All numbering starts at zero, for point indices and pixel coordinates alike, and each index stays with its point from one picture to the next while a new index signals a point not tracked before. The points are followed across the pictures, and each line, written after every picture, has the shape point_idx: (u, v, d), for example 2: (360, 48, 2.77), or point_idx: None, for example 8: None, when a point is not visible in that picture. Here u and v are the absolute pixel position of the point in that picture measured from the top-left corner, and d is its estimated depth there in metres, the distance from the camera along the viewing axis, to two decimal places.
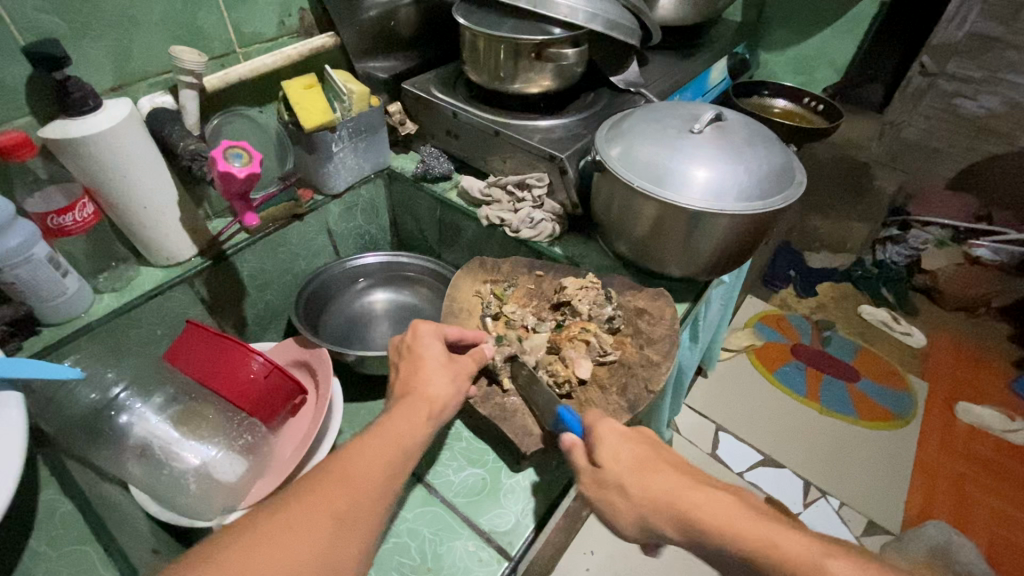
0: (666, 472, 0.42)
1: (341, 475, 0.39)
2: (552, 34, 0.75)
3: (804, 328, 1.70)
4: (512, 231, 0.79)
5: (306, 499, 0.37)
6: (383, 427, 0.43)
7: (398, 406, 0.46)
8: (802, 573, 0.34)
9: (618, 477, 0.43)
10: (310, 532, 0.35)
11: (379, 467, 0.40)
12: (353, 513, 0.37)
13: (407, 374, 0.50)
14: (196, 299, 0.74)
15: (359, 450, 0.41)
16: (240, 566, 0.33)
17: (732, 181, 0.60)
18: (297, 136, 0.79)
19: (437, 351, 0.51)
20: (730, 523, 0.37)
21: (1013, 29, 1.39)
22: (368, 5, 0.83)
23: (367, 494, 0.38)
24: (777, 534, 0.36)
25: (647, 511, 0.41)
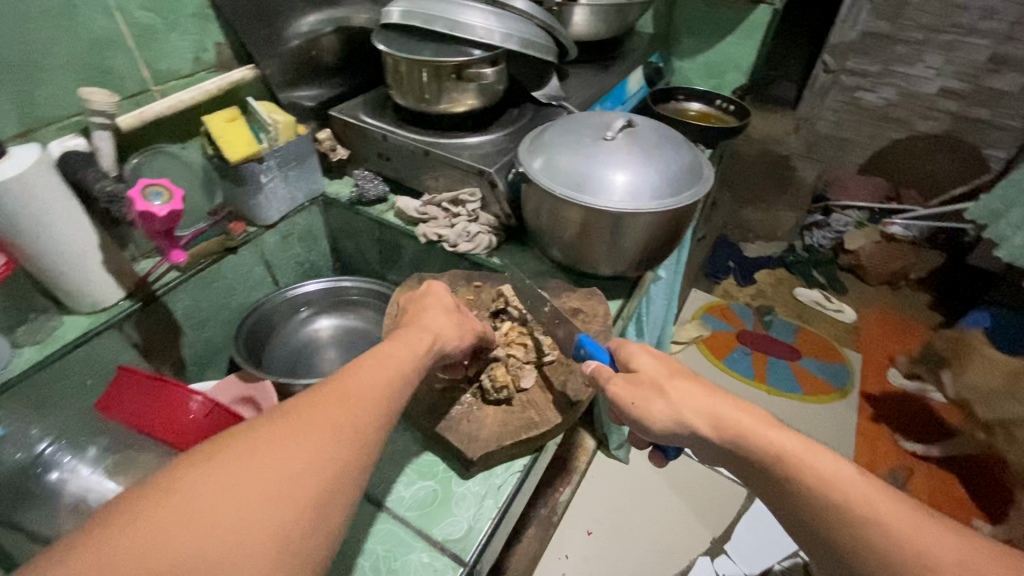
0: (695, 384, 0.50)
1: (340, 392, 0.41)
2: (471, 55, 0.78)
3: (745, 315, 1.79)
4: (450, 246, 0.81)
5: (302, 415, 0.38)
6: (377, 355, 0.46)
7: (397, 337, 0.49)
8: (808, 475, 0.41)
9: (656, 379, 0.51)
10: (308, 439, 0.36)
11: (377, 382, 0.43)
12: (348, 427, 0.38)
13: (414, 314, 0.55)
14: (128, 343, 0.72)
15: (352, 371, 0.43)
16: (240, 464, 0.34)
17: (647, 181, 0.64)
18: (223, 169, 0.79)
19: (446, 301, 0.57)
20: (751, 428, 0.45)
21: (899, 26, 1.53)
22: (290, 35, 0.84)
23: (363, 408, 0.40)
24: (791, 444, 0.43)
25: (685, 409, 0.48)
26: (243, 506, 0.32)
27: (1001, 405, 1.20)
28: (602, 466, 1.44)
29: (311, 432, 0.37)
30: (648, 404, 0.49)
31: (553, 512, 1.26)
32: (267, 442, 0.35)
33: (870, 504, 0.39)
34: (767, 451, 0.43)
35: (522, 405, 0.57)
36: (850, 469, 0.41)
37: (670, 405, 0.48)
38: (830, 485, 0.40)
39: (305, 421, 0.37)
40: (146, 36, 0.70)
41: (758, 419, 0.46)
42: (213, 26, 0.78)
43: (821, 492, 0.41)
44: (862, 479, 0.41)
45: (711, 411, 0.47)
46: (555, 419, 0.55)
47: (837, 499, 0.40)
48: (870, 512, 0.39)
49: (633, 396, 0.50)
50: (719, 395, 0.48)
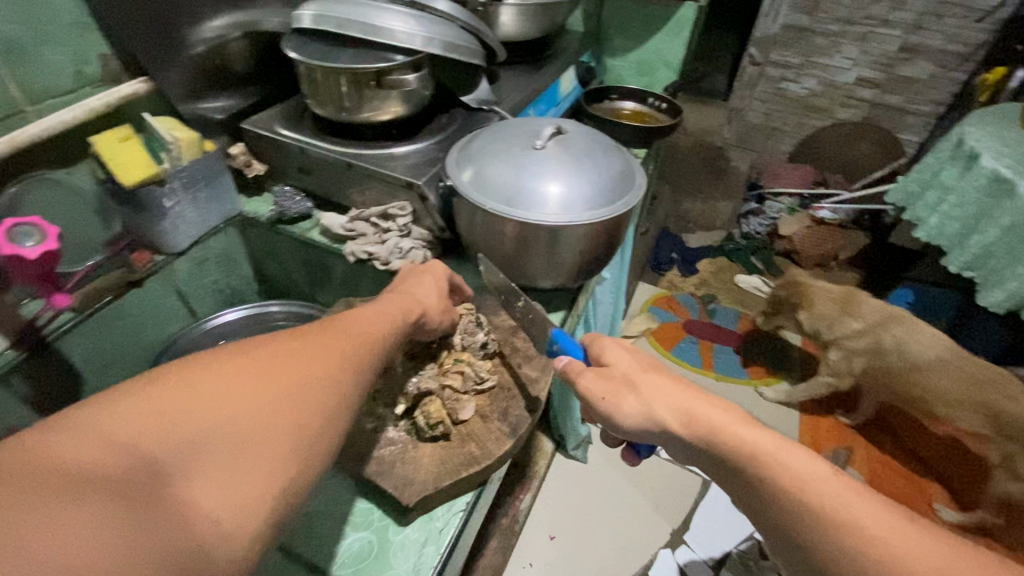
0: (667, 378, 0.50)
1: (349, 325, 0.45)
2: (393, 60, 0.73)
3: (690, 305, 1.83)
4: (382, 264, 0.76)
5: (317, 337, 0.42)
6: (379, 303, 0.51)
7: (393, 295, 0.53)
8: (788, 473, 0.40)
9: (626, 372, 0.51)
10: (326, 352, 0.41)
11: (382, 321, 0.48)
12: (356, 354, 0.43)
13: (408, 276, 0.58)
14: (16, 398, 0.63)
15: (357, 312, 0.48)
16: (269, 358, 0.38)
17: (580, 192, 0.61)
18: (119, 195, 0.71)
19: (438, 270, 0.60)
20: (726, 425, 0.44)
21: (817, 19, 1.59)
22: (193, 41, 0.77)
23: (369, 342, 0.45)
24: (771, 441, 0.42)
25: (655, 404, 0.48)
26: (271, 390, 0.36)
27: (840, 327, 1.34)
28: (560, 469, 1.43)
29: (326, 352, 0.41)
30: (619, 398, 0.49)
31: (513, 522, 1.23)
32: (287, 351, 0.39)
33: (842, 503, 0.38)
34: (738, 448, 0.43)
35: (461, 438, 0.53)
36: (824, 468, 0.40)
37: (641, 401, 0.48)
38: (802, 483, 0.39)
39: (321, 341, 0.42)
40: (13, 51, 0.62)
41: (729, 416, 0.45)
42: (96, 36, 0.69)
43: (801, 491, 0.39)
44: (835, 477, 0.40)
45: (683, 407, 0.47)
46: (501, 450, 0.52)
47: (808, 496, 0.39)
48: (842, 511, 0.38)
49: (604, 391, 0.50)
50: (691, 391, 0.48)
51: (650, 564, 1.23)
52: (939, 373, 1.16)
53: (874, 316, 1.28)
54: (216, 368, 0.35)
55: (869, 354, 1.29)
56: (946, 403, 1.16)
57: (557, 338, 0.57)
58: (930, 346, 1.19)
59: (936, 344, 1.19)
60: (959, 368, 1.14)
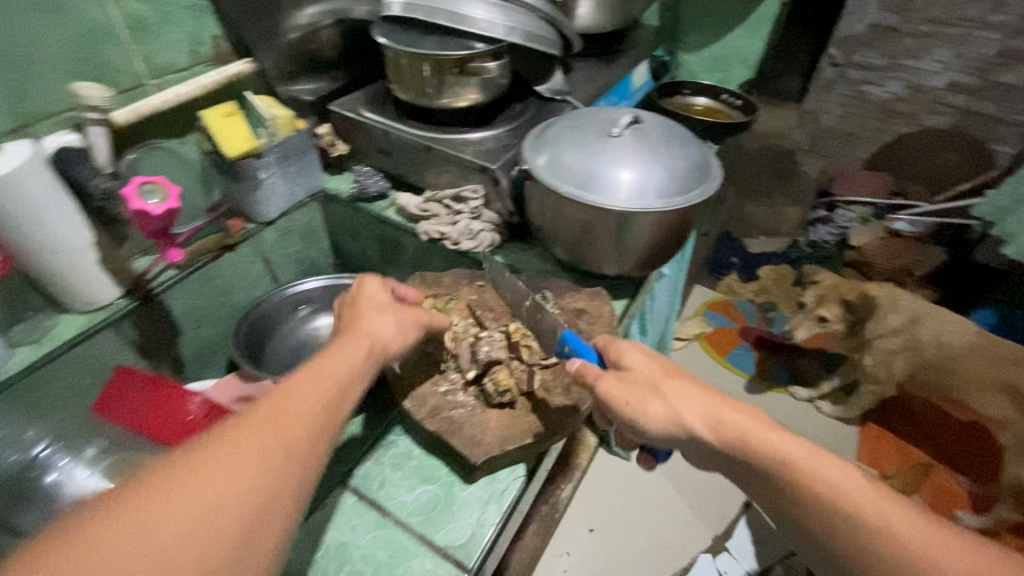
0: (692, 384, 0.49)
1: (274, 407, 0.37)
2: (475, 49, 0.76)
3: (748, 312, 1.81)
4: (453, 244, 0.80)
5: (228, 440, 0.34)
6: (322, 355, 0.44)
7: (337, 345, 0.46)
8: (825, 480, 0.41)
9: (651, 377, 0.50)
10: (258, 436, 0.35)
11: (324, 380, 0.41)
12: (286, 444, 0.36)
13: (351, 316, 0.51)
14: (125, 342, 0.71)
15: (287, 386, 0.40)
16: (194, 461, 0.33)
17: (654, 180, 0.62)
18: (222, 165, 0.77)
19: (380, 298, 0.54)
20: (761, 432, 0.44)
21: (907, 18, 1.44)
22: (287, 28, 0.82)
23: (302, 425, 0.37)
24: (807, 449, 0.43)
25: (682, 409, 0.47)
26: (202, 501, 0.31)
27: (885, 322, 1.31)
28: (604, 463, 1.43)
29: (239, 459, 0.34)
30: (643, 403, 0.48)
31: (556, 511, 1.24)
32: (190, 473, 0.32)
33: (872, 506, 0.40)
34: (770, 453, 0.43)
35: (524, 408, 0.56)
36: (852, 472, 0.42)
37: (669, 406, 0.47)
38: (833, 487, 0.41)
39: (234, 445, 0.34)
40: (142, 29, 0.69)
41: (759, 422, 0.45)
42: (210, 18, 0.76)
43: (843, 500, 0.40)
44: (862, 481, 0.41)
45: (713, 412, 0.46)
46: (560, 422, 0.55)
47: (841, 500, 0.40)
48: (873, 513, 0.39)
49: (628, 395, 0.49)
50: (715, 395, 0.48)
51: (690, 565, 1.21)
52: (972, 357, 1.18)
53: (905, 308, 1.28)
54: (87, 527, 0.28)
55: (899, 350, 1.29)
56: (979, 386, 1.18)
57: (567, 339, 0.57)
58: (955, 331, 1.20)
59: (963, 330, 1.19)
60: (986, 350, 1.15)
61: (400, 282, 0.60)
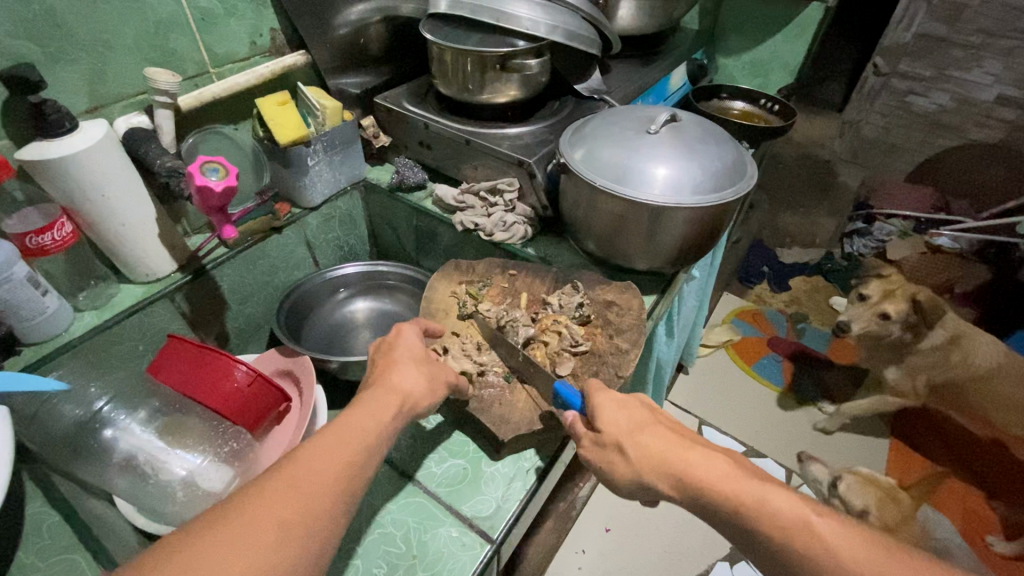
0: (659, 434, 0.47)
1: (294, 478, 0.38)
2: (516, 46, 0.78)
3: (777, 321, 1.79)
4: (487, 235, 0.81)
5: (246, 514, 0.35)
6: (340, 423, 0.43)
7: (364, 402, 0.46)
8: (790, 526, 0.38)
9: (615, 435, 0.48)
10: (256, 533, 0.34)
11: (337, 457, 0.40)
12: (301, 522, 0.36)
13: (382, 369, 0.51)
14: (177, 313, 0.75)
15: (310, 451, 0.40)
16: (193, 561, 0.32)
17: (689, 176, 0.63)
18: (273, 151, 0.81)
19: (412, 347, 0.54)
20: (717, 482, 0.42)
21: (957, 29, 1.41)
22: (338, 23, 0.86)
23: (319, 499, 0.37)
24: (777, 494, 0.40)
25: (644, 467, 0.45)
26: None
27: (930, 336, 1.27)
28: None
29: (255, 536, 0.34)
30: (612, 465, 0.47)
31: (574, 508, 1.25)
32: (207, 550, 0.33)
33: (827, 550, 0.37)
34: (722, 501, 0.41)
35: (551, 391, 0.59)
36: (808, 513, 0.39)
37: (630, 466, 0.46)
38: (786, 532, 0.38)
39: (251, 521, 0.35)
40: (207, 20, 0.73)
41: (718, 467, 0.43)
42: (270, 12, 0.80)
43: (812, 551, 0.37)
44: (819, 523, 0.38)
45: (668, 468, 0.44)
46: None
47: (795, 544, 0.38)
48: (829, 557, 0.37)
49: (598, 458, 0.48)
50: (675, 442, 0.46)
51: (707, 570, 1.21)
52: (1000, 381, 1.20)
53: (949, 325, 1.25)
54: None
55: (933, 367, 1.29)
56: (1003, 409, 1.22)
57: (560, 393, 0.54)
58: (993, 353, 1.20)
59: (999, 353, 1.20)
60: (1018, 376, 1.16)
61: (432, 324, 0.60)
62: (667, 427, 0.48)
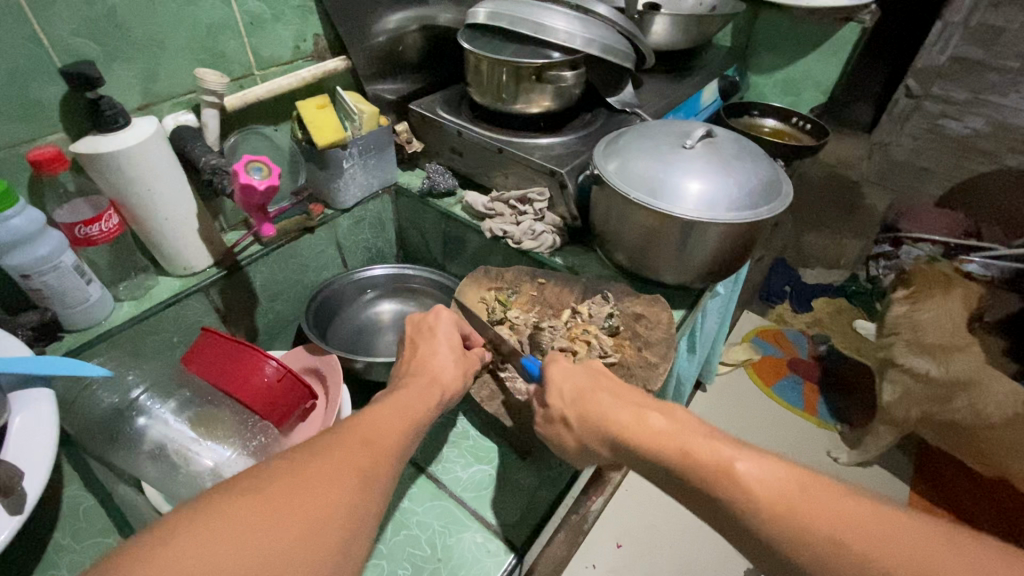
0: (603, 397, 0.49)
1: (366, 435, 0.40)
2: (551, 58, 0.79)
3: (800, 342, 1.76)
4: (516, 243, 0.82)
5: (331, 458, 0.37)
6: (397, 399, 0.46)
7: (409, 388, 0.49)
8: (709, 470, 0.38)
9: (562, 409, 0.51)
10: (339, 475, 0.36)
11: (400, 425, 0.43)
12: (374, 471, 0.38)
13: (424, 354, 0.54)
14: (211, 307, 0.77)
15: (373, 416, 0.43)
16: (283, 490, 0.34)
17: (723, 192, 0.63)
18: (310, 153, 0.83)
19: (452, 335, 0.57)
20: (650, 440, 0.43)
21: (994, 53, 1.38)
22: (377, 31, 0.88)
23: (387, 456, 0.40)
24: (702, 445, 0.40)
25: (587, 437, 0.49)
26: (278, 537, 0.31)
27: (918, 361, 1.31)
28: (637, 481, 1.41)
29: (343, 475, 0.36)
30: (559, 434, 0.51)
31: (586, 521, 1.24)
32: (292, 480, 0.35)
33: (737, 481, 0.37)
34: (651, 451, 0.42)
35: None
36: (725, 451, 0.39)
37: (575, 437, 0.50)
38: (708, 471, 0.38)
39: (336, 465, 0.37)
40: (255, 24, 0.75)
41: (644, 423, 0.45)
42: (315, 18, 0.82)
43: (731, 495, 0.37)
44: (734, 459, 0.38)
45: (602, 432, 0.47)
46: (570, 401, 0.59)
47: (710, 480, 0.38)
48: (743, 492, 0.36)
49: (549, 430, 0.52)
50: (614, 403, 0.48)
51: None
52: (1009, 428, 1.17)
53: (954, 368, 1.25)
54: (213, 526, 0.31)
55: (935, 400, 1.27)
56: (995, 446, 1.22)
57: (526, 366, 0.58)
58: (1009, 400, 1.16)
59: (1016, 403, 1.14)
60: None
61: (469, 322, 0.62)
62: (614, 392, 0.50)
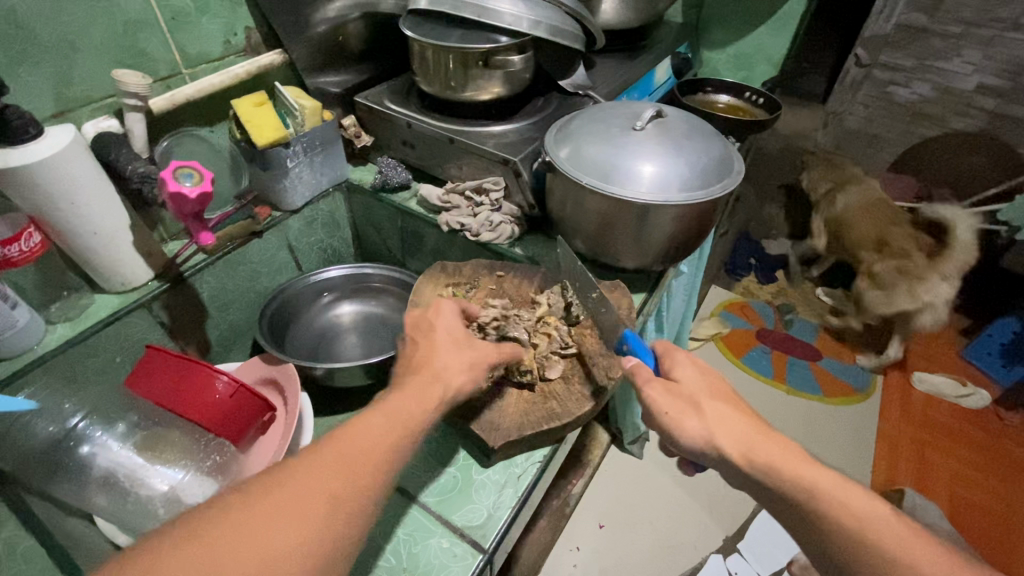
0: (735, 412, 0.51)
1: (342, 458, 0.40)
2: (498, 42, 0.76)
3: (765, 313, 1.80)
4: (473, 235, 0.80)
5: (301, 484, 0.38)
6: (388, 403, 0.45)
7: (410, 387, 0.47)
8: (863, 522, 0.43)
9: (695, 394, 0.52)
10: (303, 512, 0.36)
11: (381, 443, 0.42)
12: (347, 502, 0.38)
13: (421, 350, 0.52)
14: (156, 323, 0.73)
15: (360, 429, 0.42)
16: (239, 530, 0.34)
17: (675, 173, 0.63)
18: (251, 153, 0.79)
19: (456, 329, 0.55)
20: (785, 467, 0.46)
21: (937, 19, 1.36)
22: (316, 21, 0.83)
23: (365, 482, 0.40)
24: (856, 499, 0.44)
25: (718, 431, 0.49)
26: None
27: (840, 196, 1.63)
28: (616, 460, 1.42)
29: (308, 509, 0.36)
30: (684, 418, 0.50)
31: (567, 504, 1.24)
32: (251, 518, 0.35)
33: (904, 549, 0.41)
34: (798, 485, 0.45)
35: (542, 396, 0.58)
36: (886, 511, 0.44)
37: (706, 426, 0.50)
38: (863, 523, 0.42)
39: (301, 502, 0.37)
40: (179, 19, 0.71)
41: (790, 454, 0.47)
42: (244, 10, 0.78)
43: (889, 548, 0.41)
44: (897, 520, 0.43)
45: (746, 440, 0.48)
46: (576, 411, 0.57)
47: (871, 536, 0.42)
48: (906, 559, 0.41)
49: (671, 408, 0.51)
50: (758, 428, 0.49)
51: (699, 565, 1.20)
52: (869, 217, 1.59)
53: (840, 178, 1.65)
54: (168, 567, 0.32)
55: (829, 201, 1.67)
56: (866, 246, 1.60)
57: (629, 339, 0.58)
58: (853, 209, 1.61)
59: (850, 210, 1.62)
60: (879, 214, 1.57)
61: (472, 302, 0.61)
62: (743, 411, 0.52)
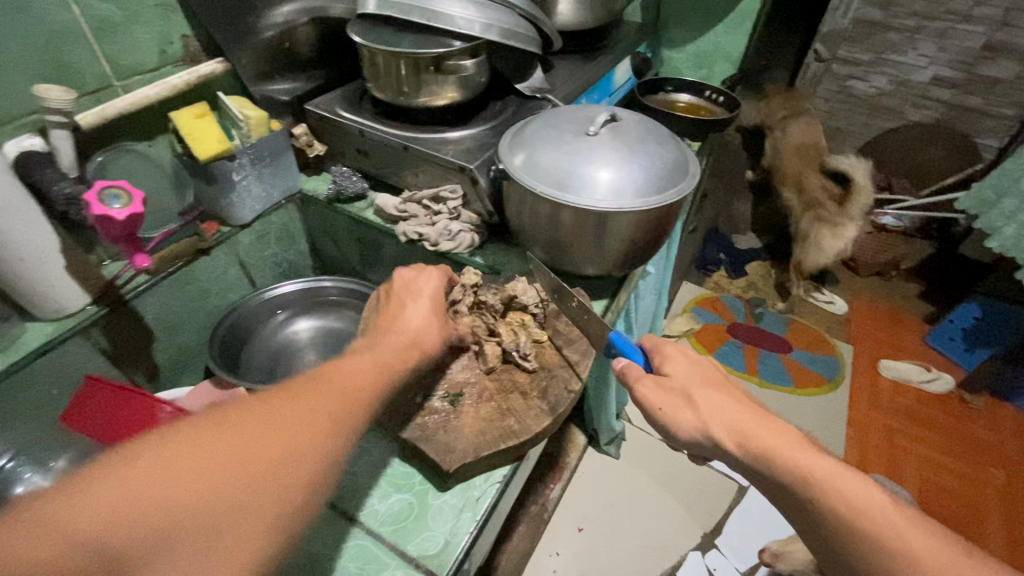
0: (730, 399, 0.51)
1: (341, 384, 0.44)
2: (450, 46, 0.74)
3: (736, 307, 1.81)
4: (432, 245, 0.78)
5: (309, 398, 0.41)
6: (380, 347, 0.50)
7: (391, 339, 0.52)
8: (858, 509, 0.42)
9: (685, 385, 0.53)
10: (308, 421, 0.40)
11: (374, 376, 0.46)
12: (345, 420, 0.42)
13: (394, 309, 0.56)
14: (96, 350, 0.69)
15: (353, 364, 0.47)
16: (256, 424, 0.38)
17: (630, 179, 0.62)
18: (194, 168, 0.76)
19: (438, 292, 0.59)
20: (780, 453, 0.46)
21: (892, 12, 1.40)
22: (262, 27, 0.80)
23: (360, 405, 0.43)
24: (849, 484, 0.43)
25: (711, 420, 0.50)
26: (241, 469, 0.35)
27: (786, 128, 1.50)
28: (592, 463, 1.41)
29: (314, 419, 0.40)
30: (676, 411, 0.51)
31: (544, 510, 1.22)
32: (269, 419, 0.39)
33: (900, 536, 0.40)
34: (792, 473, 0.45)
35: (499, 412, 0.57)
36: (880, 496, 0.43)
37: (698, 416, 0.50)
38: (858, 511, 0.42)
39: (309, 408, 0.41)
40: (107, 29, 0.67)
41: (785, 441, 0.47)
42: (180, 18, 0.75)
43: (885, 535, 0.41)
44: (892, 507, 0.42)
45: (737, 428, 0.48)
46: (534, 427, 0.55)
47: (864, 523, 0.41)
48: (903, 542, 0.40)
49: (663, 402, 0.52)
50: (753, 415, 0.49)
51: (678, 565, 1.20)
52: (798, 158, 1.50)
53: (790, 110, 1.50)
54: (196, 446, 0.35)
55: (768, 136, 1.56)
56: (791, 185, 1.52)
57: (615, 341, 0.59)
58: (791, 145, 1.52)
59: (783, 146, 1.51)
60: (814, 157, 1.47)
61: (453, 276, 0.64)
62: (737, 398, 0.52)
